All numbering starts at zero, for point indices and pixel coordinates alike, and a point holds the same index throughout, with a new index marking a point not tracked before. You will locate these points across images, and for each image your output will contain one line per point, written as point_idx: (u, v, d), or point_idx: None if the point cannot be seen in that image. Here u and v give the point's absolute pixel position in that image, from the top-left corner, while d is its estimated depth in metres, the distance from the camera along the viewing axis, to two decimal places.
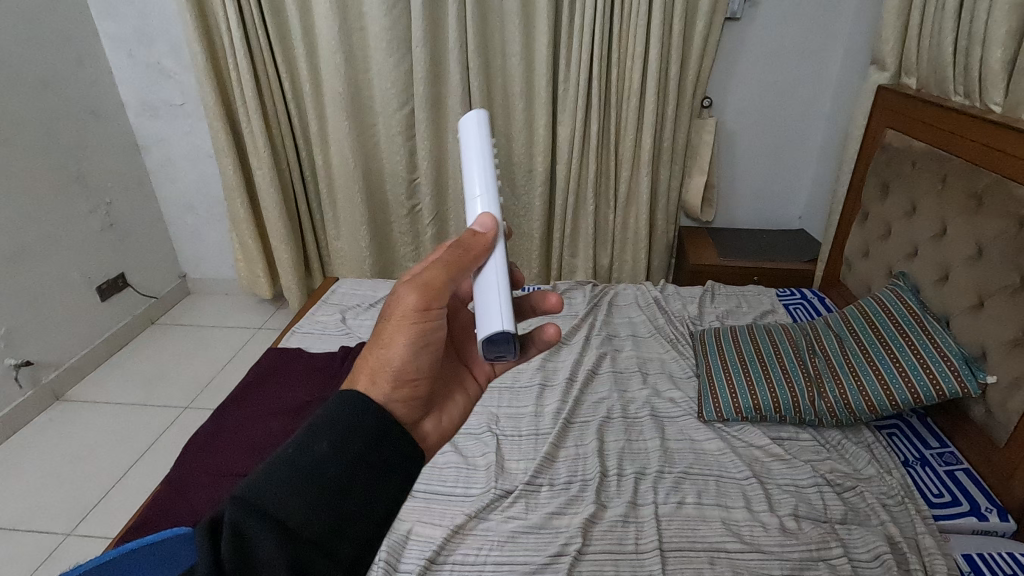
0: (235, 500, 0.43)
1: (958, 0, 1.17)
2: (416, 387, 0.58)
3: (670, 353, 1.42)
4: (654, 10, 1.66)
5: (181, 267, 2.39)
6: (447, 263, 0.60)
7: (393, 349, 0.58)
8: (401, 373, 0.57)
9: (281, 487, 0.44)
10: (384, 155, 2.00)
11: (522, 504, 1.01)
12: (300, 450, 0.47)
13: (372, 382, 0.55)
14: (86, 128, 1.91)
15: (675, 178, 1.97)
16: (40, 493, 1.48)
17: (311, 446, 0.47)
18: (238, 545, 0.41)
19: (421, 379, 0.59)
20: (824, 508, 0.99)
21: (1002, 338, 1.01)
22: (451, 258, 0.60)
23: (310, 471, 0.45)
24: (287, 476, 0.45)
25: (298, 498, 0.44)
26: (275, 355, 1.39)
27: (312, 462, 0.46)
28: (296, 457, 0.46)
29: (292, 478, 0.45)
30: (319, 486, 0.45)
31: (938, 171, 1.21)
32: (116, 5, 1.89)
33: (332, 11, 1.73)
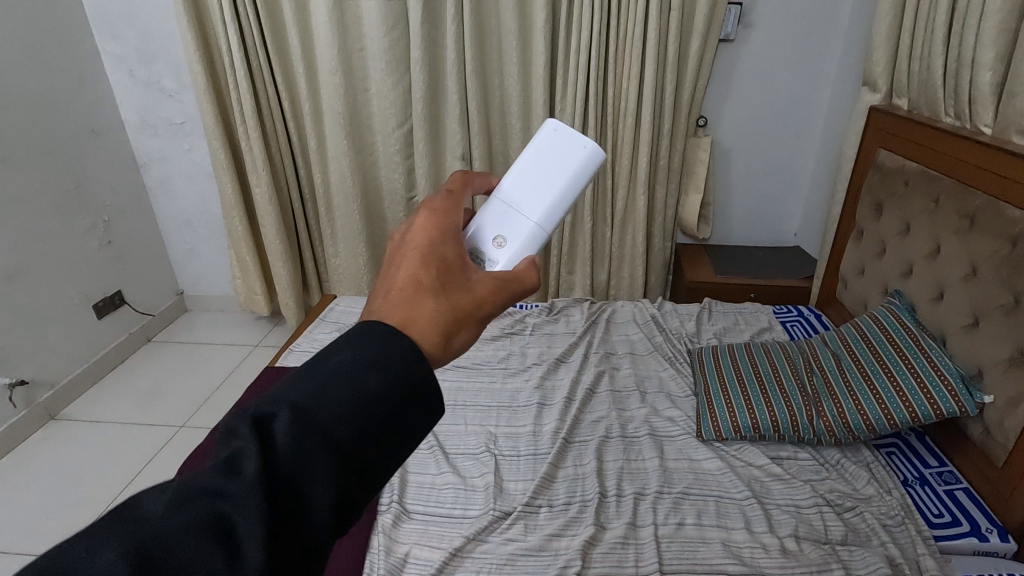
0: (283, 396, 0.34)
1: (947, 24, 1.20)
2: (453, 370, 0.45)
3: (669, 371, 1.43)
4: (650, 32, 1.69)
5: (178, 283, 2.39)
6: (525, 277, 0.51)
7: (472, 331, 0.44)
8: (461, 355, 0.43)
9: (340, 403, 0.34)
10: (383, 174, 2.01)
11: (521, 526, 1.00)
12: (358, 370, 0.35)
13: (438, 354, 0.40)
14: (86, 146, 1.92)
15: (672, 196, 1.99)
16: (33, 514, 1.46)
17: (371, 365, 0.35)
18: (277, 447, 0.32)
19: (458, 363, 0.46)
20: (824, 529, 0.98)
21: (998, 357, 1.01)
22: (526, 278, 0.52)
23: (373, 394, 0.34)
24: (345, 391, 0.34)
25: (361, 422, 0.34)
26: (272, 374, 1.39)
27: (372, 382, 0.35)
28: (359, 368, 0.35)
29: (354, 397, 0.34)
30: (377, 416, 0.34)
31: (931, 191, 1.23)
32: (118, 26, 1.91)
33: (333, 33, 1.75)
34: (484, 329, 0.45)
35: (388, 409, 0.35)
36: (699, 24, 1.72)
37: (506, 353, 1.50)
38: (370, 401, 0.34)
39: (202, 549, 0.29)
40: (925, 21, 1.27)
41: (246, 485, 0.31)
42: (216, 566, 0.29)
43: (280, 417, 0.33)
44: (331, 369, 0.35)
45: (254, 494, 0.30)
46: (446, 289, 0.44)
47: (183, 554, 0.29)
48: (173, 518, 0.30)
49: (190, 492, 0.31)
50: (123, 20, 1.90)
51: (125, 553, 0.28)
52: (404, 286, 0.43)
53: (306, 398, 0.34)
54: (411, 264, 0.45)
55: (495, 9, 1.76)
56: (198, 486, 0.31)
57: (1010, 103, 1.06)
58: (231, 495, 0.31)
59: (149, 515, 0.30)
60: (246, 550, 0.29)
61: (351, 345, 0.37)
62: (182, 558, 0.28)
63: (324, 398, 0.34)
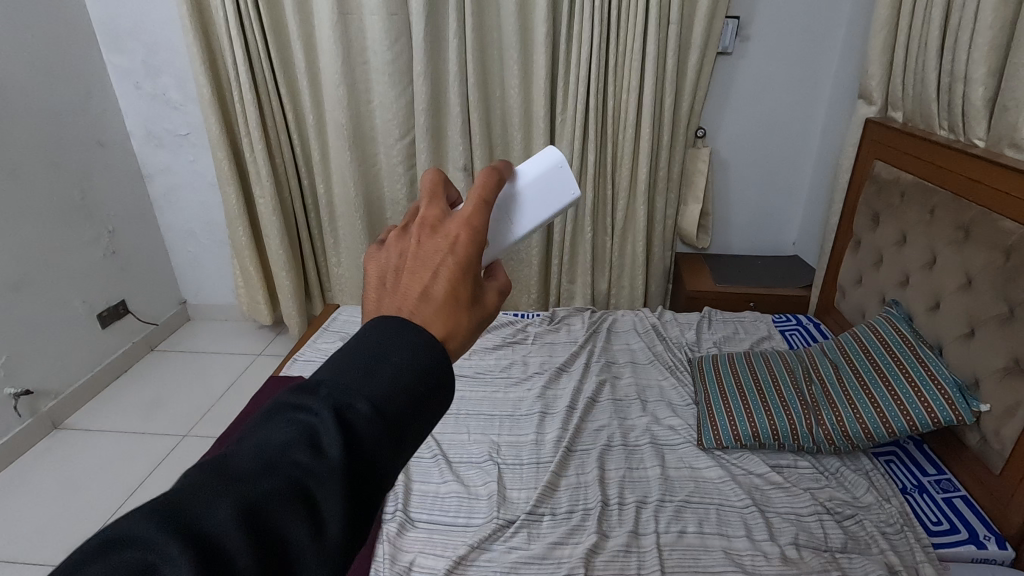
0: (354, 378, 0.35)
1: (940, 40, 1.22)
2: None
3: (669, 380, 1.44)
4: (649, 45, 1.72)
5: (181, 293, 2.40)
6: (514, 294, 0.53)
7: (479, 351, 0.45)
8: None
9: (408, 399, 0.35)
10: (385, 185, 2.03)
11: (523, 534, 1.01)
12: (422, 369, 0.37)
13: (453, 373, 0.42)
14: (92, 158, 1.94)
15: (671, 206, 2.01)
16: (38, 522, 1.47)
17: (430, 365, 0.37)
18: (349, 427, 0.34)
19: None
20: (824, 537, 0.99)
21: (994, 367, 1.03)
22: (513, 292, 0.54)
23: (432, 394, 0.37)
24: (413, 389, 0.36)
25: (423, 417, 0.36)
26: (275, 383, 1.41)
27: (431, 382, 0.37)
28: (427, 365, 0.37)
29: (417, 397, 0.36)
30: (428, 415, 0.37)
31: (926, 203, 1.25)
32: (124, 39, 1.94)
33: (336, 46, 1.78)
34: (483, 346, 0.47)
35: (439, 407, 0.37)
36: (697, 37, 1.74)
37: (507, 362, 1.52)
38: (429, 401, 0.37)
39: (292, 515, 0.31)
40: (918, 36, 1.30)
41: (332, 469, 0.32)
42: (302, 534, 0.31)
43: (354, 405, 0.34)
44: (401, 363, 0.36)
45: (342, 476, 0.32)
46: (473, 306, 0.44)
47: (278, 521, 0.31)
48: (267, 488, 0.31)
49: (276, 461, 0.32)
50: (129, 33, 1.93)
51: (232, 513, 0.30)
52: (445, 297, 0.42)
53: (380, 390, 0.35)
54: (451, 267, 0.43)
55: (496, 23, 1.79)
56: (284, 454, 0.33)
57: (1002, 117, 1.08)
58: (317, 472, 0.32)
59: (242, 475, 0.32)
60: (328, 520, 0.32)
61: (414, 343, 0.38)
62: (276, 524, 0.31)
63: (394, 391, 0.35)
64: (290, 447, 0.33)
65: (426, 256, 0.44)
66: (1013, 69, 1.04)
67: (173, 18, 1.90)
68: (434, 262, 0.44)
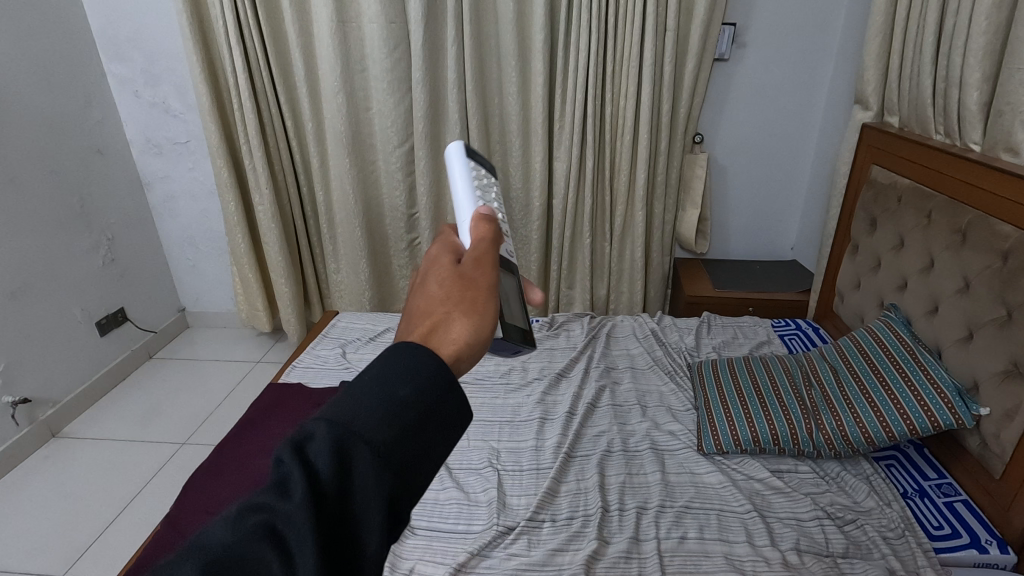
0: (325, 416, 0.35)
1: (934, 46, 1.23)
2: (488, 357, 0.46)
3: (669, 385, 1.44)
4: (646, 52, 1.73)
5: (180, 300, 2.40)
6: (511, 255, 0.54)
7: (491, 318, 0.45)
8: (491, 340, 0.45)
9: (372, 414, 0.35)
10: (384, 192, 2.04)
11: (523, 541, 1.00)
12: (385, 385, 0.36)
13: (466, 345, 0.42)
14: (91, 166, 1.94)
15: (669, 212, 2.01)
16: (37, 531, 1.46)
17: (394, 381, 0.36)
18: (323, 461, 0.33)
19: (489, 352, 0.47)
20: (825, 542, 0.99)
21: (993, 370, 1.03)
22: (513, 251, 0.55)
23: (402, 402, 0.36)
24: (377, 403, 0.35)
25: (403, 435, 0.35)
26: (277, 391, 1.37)
27: (397, 393, 0.36)
28: (393, 386, 0.36)
29: (383, 410, 0.35)
30: (410, 422, 0.35)
31: (923, 207, 1.25)
32: (124, 48, 1.95)
33: (336, 54, 1.79)
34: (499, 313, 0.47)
35: (419, 413, 0.36)
36: (693, 44, 1.76)
37: (507, 368, 1.52)
38: (401, 410, 0.35)
39: (262, 561, 0.31)
40: (913, 41, 1.31)
41: (296, 504, 0.32)
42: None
43: (316, 437, 0.34)
44: (363, 386, 0.36)
45: (308, 511, 0.31)
46: (451, 290, 0.46)
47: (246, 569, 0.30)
48: (236, 536, 0.31)
49: (247, 511, 0.33)
50: (129, 42, 1.94)
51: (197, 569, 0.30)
52: (417, 315, 0.45)
53: (340, 414, 0.35)
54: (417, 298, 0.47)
55: (494, 30, 1.80)
56: (256, 504, 0.33)
57: (998, 121, 1.09)
58: (285, 513, 0.32)
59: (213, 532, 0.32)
60: (300, 560, 0.31)
61: (375, 367, 0.38)
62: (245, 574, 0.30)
63: (356, 411, 0.35)
64: (263, 494, 0.33)
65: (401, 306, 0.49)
66: (1007, 74, 1.05)
67: (173, 27, 1.91)
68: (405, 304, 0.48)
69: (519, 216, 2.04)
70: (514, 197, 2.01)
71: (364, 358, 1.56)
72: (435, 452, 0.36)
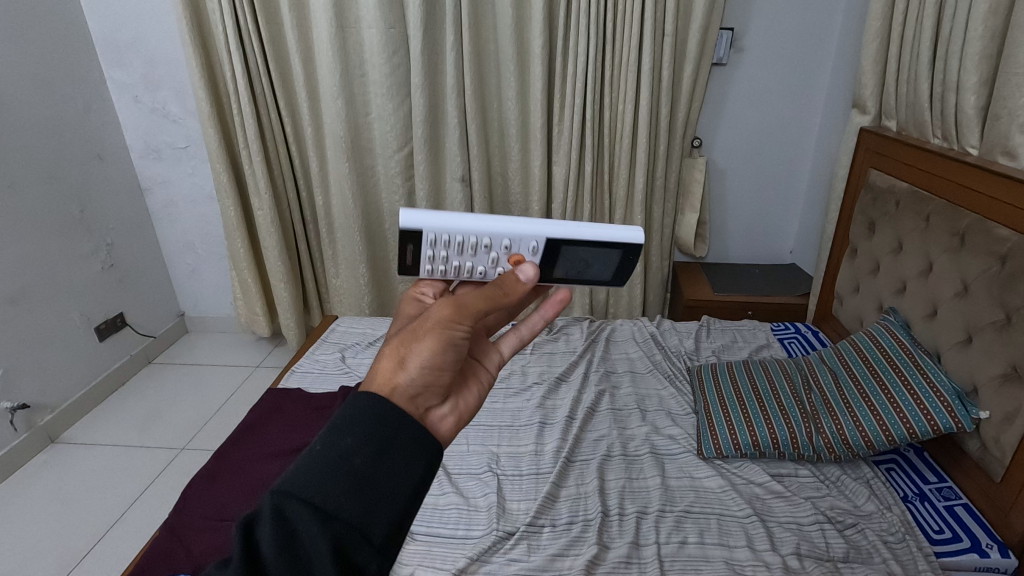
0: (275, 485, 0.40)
1: (931, 50, 1.24)
2: (439, 385, 0.50)
3: (668, 390, 1.44)
4: (644, 56, 1.73)
5: (179, 304, 2.40)
6: (492, 288, 0.56)
7: (428, 349, 0.50)
8: (428, 366, 0.50)
9: (313, 476, 0.39)
10: (383, 196, 2.04)
11: (523, 545, 1.00)
12: (325, 444, 0.41)
13: (399, 372, 0.48)
14: (91, 171, 1.94)
15: (668, 215, 2.02)
16: (35, 537, 1.45)
17: (337, 437, 0.41)
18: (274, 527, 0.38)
19: (445, 379, 0.51)
20: (826, 546, 0.99)
21: (992, 374, 1.03)
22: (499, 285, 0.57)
23: (341, 457, 0.40)
24: (317, 465, 0.40)
25: (343, 491, 0.39)
26: (276, 396, 1.37)
27: (341, 448, 0.41)
28: (335, 446, 0.41)
29: (325, 468, 0.39)
30: (353, 471, 0.40)
31: (921, 211, 1.26)
32: (124, 54, 1.96)
33: (335, 59, 1.79)
34: (444, 343, 0.51)
35: (361, 464, 0.40)
36: (691, 48, 1.76)
37: (507, 373, 1.52)
38: (341, 464, 0.40)
39: None
40: (910, 45, 1.31)
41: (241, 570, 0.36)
42: None
43: (262, 511, 0.39)
44: (309, 451, 0.41)
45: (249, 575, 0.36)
46: (407, 327, 0.53)
47: None
48: None
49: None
50: (129, 48, 1.95)
51: None
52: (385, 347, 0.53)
53: (284, 483, 0.39)
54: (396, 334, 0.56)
55: (493, 34, 1.81)
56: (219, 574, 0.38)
57: (994, 125, 1.09)
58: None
59: None
60: None
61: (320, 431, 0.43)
62: None
63: (297, 477, 0.40)
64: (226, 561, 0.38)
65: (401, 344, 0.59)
66: (1003, 78, 1.06)
67: (173, 32, 1.91)
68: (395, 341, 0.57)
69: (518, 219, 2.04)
70: (513, 201, 2.01)
71: (364, 362, 1.56)
72: (385, 497, 0.40)
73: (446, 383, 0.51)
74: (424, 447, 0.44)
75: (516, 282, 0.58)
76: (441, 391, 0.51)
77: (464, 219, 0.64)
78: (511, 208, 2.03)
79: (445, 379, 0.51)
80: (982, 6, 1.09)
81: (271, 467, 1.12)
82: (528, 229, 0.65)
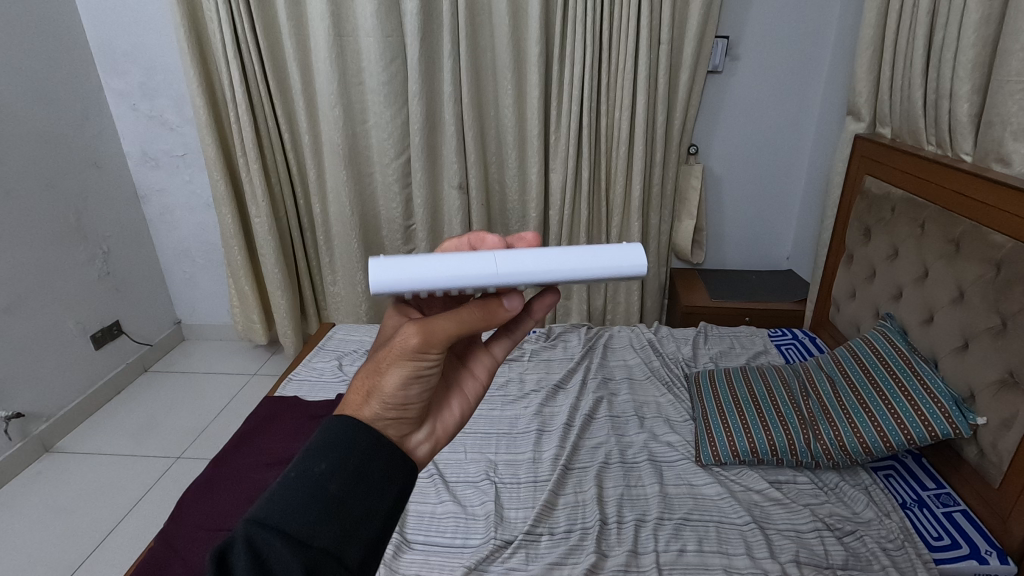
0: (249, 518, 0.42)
1: (924, 57, 1.25)
2: (409, 414, 0.52)
3: (666, 397, 1.43)
4: (640, 65, 1.75)
5: (175, 312, 2.39)
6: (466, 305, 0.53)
7: (395, 381, 0.51)
8: (395, 400, 0.51)
9: (287, 505, 0.42)
10: (381, 203, 2.04)
11: (522, 554, 0.99)
12: (299, 471, 0.44)
13: (365, 406, 0.50)
14: (88, 179, 1.94)
15: (665, 221, 2.03)
16: (28, 547, 1.44)
17: (310, 465, 0.44)
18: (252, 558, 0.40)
19: (415, 408, 0.53)
20: (824, 553, 0.98)
21: (989, 380, 1.03)
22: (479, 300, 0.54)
23: (317, 485, 0.43)
24: (292, 493, 0.43)
25: (315, 518, 0.42)
26: (271, 405, 1.36)
27: (314, 475, 0.44)
28: (307, 475, 0.44)
29: (301, 498, 0.42)
30: (328, 497, 0.43)
31: (916, 217, 1.26)
32: (122, 62, 1.96)
33: (334, 68, 1.80)
34: (411, 373, 0.52)
35: (336, 491, 0.44)
36: (686, 57, 1.78)
37: (504, 380, 1.51)
38: (316, 491, 0.43)
39: None
40: (904, 53, 1.32)
41: None
42: None
43: (236, 541, 0.41)
44: (283, 482, 0.44)
45: None
46: (384, 350, 0.55)
47: None
48: None
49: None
50: (127, 56, 1.95)
51: None
52: (366, 364, 0.56)
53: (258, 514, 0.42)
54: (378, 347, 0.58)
55: (490, 43, 1.82)
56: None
57: (988, 132, 1.10)
58: None
59: None
60: None
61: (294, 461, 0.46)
62: None
63: (271, 507, 0.43)
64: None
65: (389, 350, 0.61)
66: (996, 85, 1.07)
67: (171, 41, 1.92)
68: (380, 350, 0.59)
69: (515, 226, 2.04)
70: (510, 208, 2.02)
71: None
72: (359, 521, 0.44)
73: (417, 412, 0.53)
74: (395, 471, 0.47)
75: (501, 307, 0.54)
76: (414, 421, 0.53)
77: (440, 270, 0.52)
78: (508, 215, 2.04)
79: (414, 408, 0.53)
80: (974, 15, 1.10)
81: (268, 475, 1.12)
82: (517, 276, 0.53)
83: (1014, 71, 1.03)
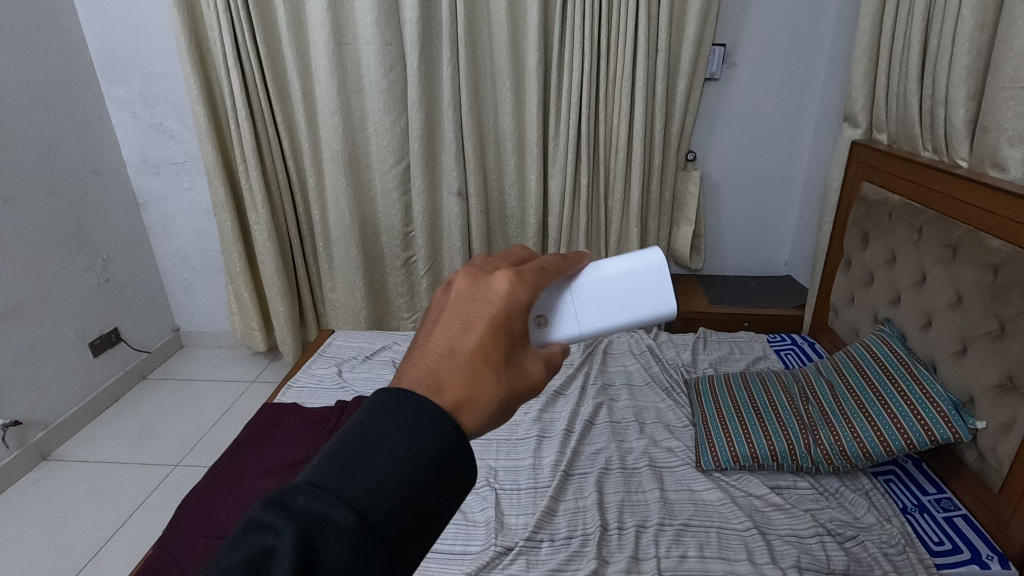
0: (338, 499, 0.31)
1: (919, 63, 1.26)
2: None
3: (666, 402, 1.43)
4: (638, 72, 1.76)
5: (175, 319, 2.39)
6: (548, 273, 0.50)
7: (517, 390, 0.42)
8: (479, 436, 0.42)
9: (388, 498, 0.32)
10: (380, 210, 2.04)
11: (522, 561, 0.99)
12: (405, 451, 0.33)
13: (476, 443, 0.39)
14: (88, 186, 1.95)
15: (664, 228, 2.04)
16: (23, 556, 1.43)
17: (415, 447, 0.33)
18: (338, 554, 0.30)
19: None
20: (826, 559, 0.98)
21: (988, 384, 1.03)
22: (556, 262, 0.54)
23: (411, 483, 0.33)
24: (396, 480, 0.32)
25: (418, 516, 0.33)
26: (270, 411, 1.36)
27: (418, 461, 0.33)
28: (413, 460, 0.33)
29: (391, 487, 0.32)
30: (429, 497, 0.34)
31: (913, 222, 1.27)
32: (122, 71, 1.97)
33: (333, 77, 1.81)
34: (533, 384, 0.44)
35: (430, 487, 0.33)
36: (684, 64, 1.79)
37: None
38: (407, 485, 0.32)
39: None
40: (899, 60, 1.34)
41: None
42: None
43: (321, 520, 0.30)
44: (384, 459, 0.33)
45: None
46: (506, 354, 0.42)
47: None
48: None
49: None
50: (127, 65, 1.96)
51: None
52: (471, 350, 0.41)
53: (350, 496, 0.31)
54: (486, 325, 0.42)
55: (489, 51, 1.83)
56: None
57: (983, 138, 1.11)
58: None
59: None
60: None
61: (363, 428, 0.34)
62: None
63: (367, 490, 0.32)
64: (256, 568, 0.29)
65: (465, 303, 0.43)
66: (990, 92, 1.08)
67: (172, 49, 1.93)
68: (473, 314, 0.42)
69: (514, 232, 2.06)
70: (509, 213, 2.03)
71: (360, 376, 1.55)
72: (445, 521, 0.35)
73: None
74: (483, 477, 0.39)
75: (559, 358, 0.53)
76: None
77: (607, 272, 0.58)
78: (507, 222, 2.05)
79: None
80: (969, 22, 1.11)
81: (267, 481, 1.11)
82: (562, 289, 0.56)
83: (1007, 78, 1.04)
